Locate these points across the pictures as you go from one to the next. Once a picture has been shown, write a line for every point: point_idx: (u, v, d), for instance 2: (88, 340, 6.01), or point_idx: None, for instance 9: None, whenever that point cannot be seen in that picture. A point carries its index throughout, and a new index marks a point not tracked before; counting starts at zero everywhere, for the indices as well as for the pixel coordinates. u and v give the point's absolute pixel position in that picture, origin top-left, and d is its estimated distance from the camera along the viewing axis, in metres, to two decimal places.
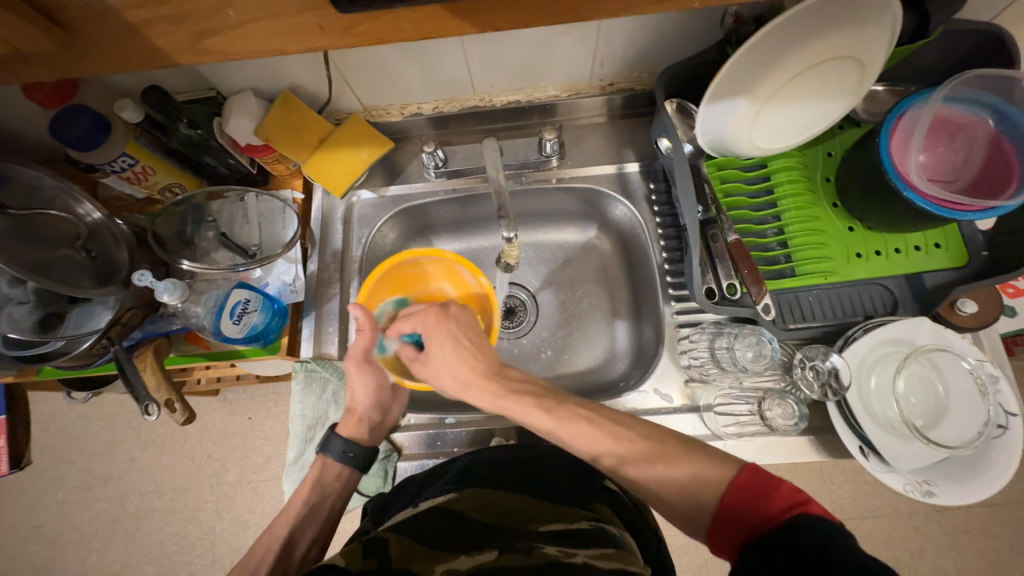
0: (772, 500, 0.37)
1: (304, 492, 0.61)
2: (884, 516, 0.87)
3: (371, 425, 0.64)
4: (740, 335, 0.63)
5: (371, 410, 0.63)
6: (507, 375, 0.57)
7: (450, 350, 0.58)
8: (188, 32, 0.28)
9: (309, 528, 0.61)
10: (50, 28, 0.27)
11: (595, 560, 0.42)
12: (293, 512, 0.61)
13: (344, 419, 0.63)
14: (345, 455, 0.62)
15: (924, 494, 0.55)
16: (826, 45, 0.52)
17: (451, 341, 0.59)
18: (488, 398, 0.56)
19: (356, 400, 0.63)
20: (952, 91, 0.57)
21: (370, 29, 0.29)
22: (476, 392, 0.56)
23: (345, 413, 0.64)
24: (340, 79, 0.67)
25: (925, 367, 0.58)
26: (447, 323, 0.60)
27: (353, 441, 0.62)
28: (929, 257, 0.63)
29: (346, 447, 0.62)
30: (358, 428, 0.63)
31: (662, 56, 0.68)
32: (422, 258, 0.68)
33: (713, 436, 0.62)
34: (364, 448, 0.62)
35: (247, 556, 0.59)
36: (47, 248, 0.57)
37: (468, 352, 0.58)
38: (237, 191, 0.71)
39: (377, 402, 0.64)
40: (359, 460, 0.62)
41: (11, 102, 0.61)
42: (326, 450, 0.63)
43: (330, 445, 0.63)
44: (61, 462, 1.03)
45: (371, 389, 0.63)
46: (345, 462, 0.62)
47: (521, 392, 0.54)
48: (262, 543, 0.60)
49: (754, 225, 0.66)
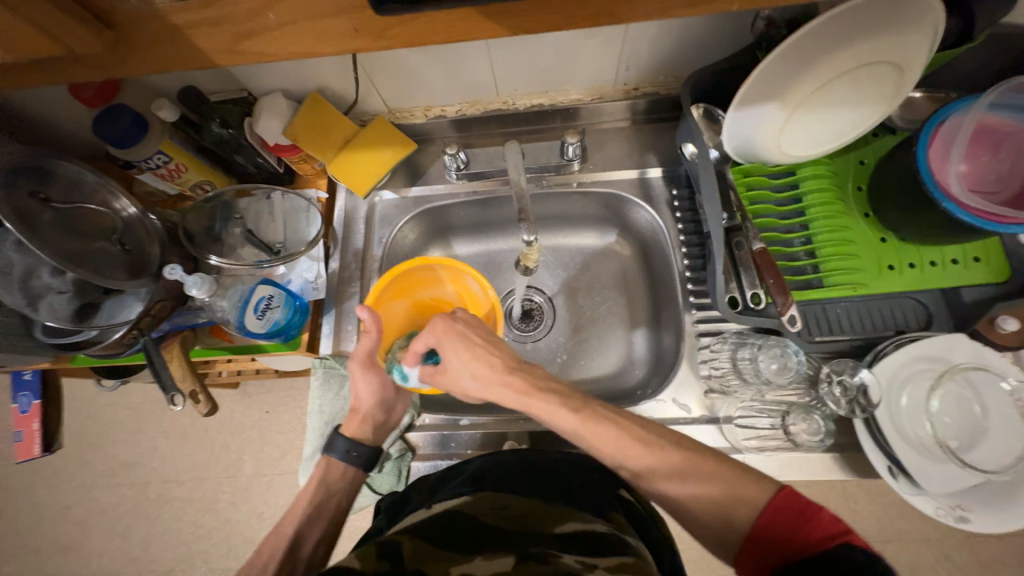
0: (814, 527, 0.38)
1: (309, 491, 0.59)
2: (911, 541, 0.83)
3: (375, 425, 0.62)
4: (764, 347, 0.62)
5: (374, 408, 0.61)
6: (534, 372, 0.54)
7: (466, 349, 0.55)
8: (229, 34, 0.29)
9: (315, 527, 0.59)
10: (100, 30, 0.28)
11: (614, 572, 0.40)
12: (296, 513, 0.58)
13: (347, 419, 0.62)
14: (351, 453, 0.61)
15: (958, 520, 0.52)
16: (862, 51, 0.51)
17: (466, 342, 0.56)
18: (512, 395, 0.53)
19: (361, 400, 0.61)
20: (997, 98, 0.55)
21: (403, 32, 0.29)
22: (501, 390, 0.53)
23: (349, 412, 0.62)
24: (367, 82, 0.68)
25: (961, 385, 0.56)
26: (456, 324, 0.57)
27: (359, 441, 0.61)
28: (967, 271, 0.60)
29: (352, 446, 0.61)
30: (362, 427, 0.62)
31: (689, 61, 0.67)
32: (431, 264, 0.68)
33: (732, 449, 0.61)
34: (369, 448, 0.61)
35: (248, 561, 0.56)
36: (85, 241, 0.59)
37: (486, 350, 0.55)
38: (264, 189, 0.73)
39: (380, 403, 0.62)
40: (365, 459, 0.61)
41: (57, 100, 0.64)
42: (332, 449, 0.61)
43: (336, 444, 0.61)
44: (89, 446, 1.07)
45: (375, 389, 0.61)
46: (352, 462, 0.61)
47: (547, 390, 0.52)
48: (263, 548, 0.56)
49: (780, 233, 0.65)
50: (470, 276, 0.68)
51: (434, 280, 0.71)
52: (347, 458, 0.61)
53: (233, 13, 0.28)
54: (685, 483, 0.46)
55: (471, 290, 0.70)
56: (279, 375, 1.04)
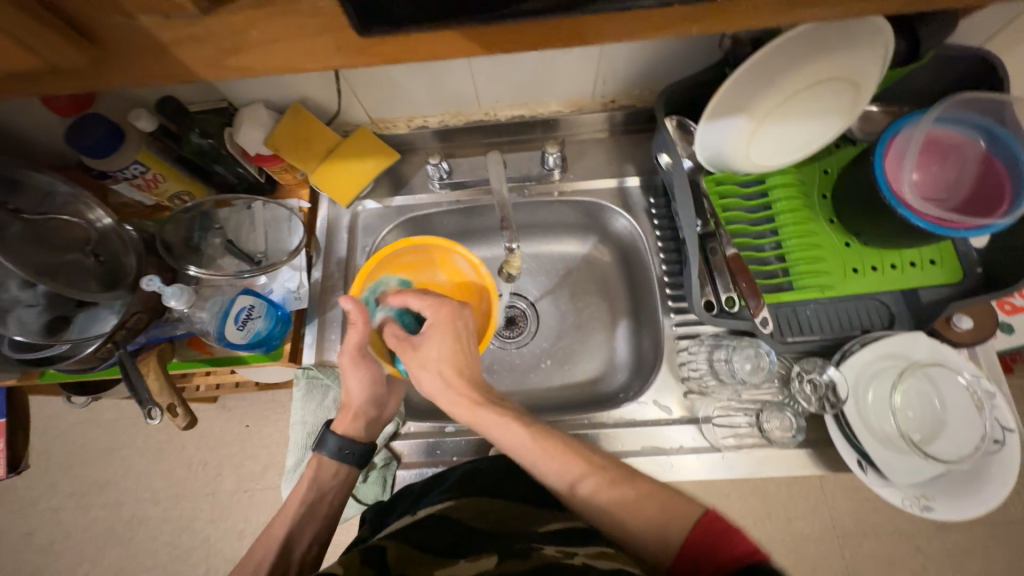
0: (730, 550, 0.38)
1: (302, 491, 0.58)
2: (885, 533, 0.86)
3: (368, 421, 0.62)
4: (738, 348, 0.64)
5: (365, 403, 0.61)
6: (489, 397, 0.55)
7: (448, 346, 0.56)
8: (214, 50, 0.30)
9: (309, 528, 0.58)
10: (82, 44, 0.29)
11: (595, 559, 0.40)
12: (288, 515, 0.58)
13: (339, 415, 0.61)
14: (344, 451, 0.60)
15: (923, 510, 0.55)
16: (819, 67, 0.54)
17: (455, 342, 0.56)
18: (463, 409, 0.54)
19: (351, 393, 0.60)
20: (943, 112, 0.59)
21: (385, 50, 0.30)
22: (455, 404, 0.54)
23: (341, 409, 0.62)
24: (350, 93, 0.69)
25: (922, 381, 0.59)
26: (460, 319, 0.57)
27: (352, 438, 0.60)
28: (925, 273, 0.63)
29: (345, 444, 0.60)
30: (354, 424, 0.61)
31: (661, 75, 0.70)
32: (419, 247, 0.67)
33: (711, 448, 0.63)
34: (363, 444, 0.60)
35: (239, 565, 0.55)
36: (55, 252, 0.57)
37: (461, 358, 0.56)
38: (245, 199, 0.73)
39: (372, 398, 0.61)
40: (359, 457, 0.60)
41: (28, 110, 0.63)
42: (322, 447, 0.60)
43: (327, 442, 0.60)
44: (57, 467, 1.03)
45: (367, 382, 0.60)
46: (343, 460, 0.60)
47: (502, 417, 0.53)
48: (255, 551, 0.56)
49: (751, 239, 0.67)
50: (460, 255, 0.67)
51: (424, 264, 0.69)
52: (339, 457, 0.60)
53: (218, 29, 0.29)
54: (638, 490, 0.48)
55: (462, 272, 0.69)
56: (259, 388, 1.02)
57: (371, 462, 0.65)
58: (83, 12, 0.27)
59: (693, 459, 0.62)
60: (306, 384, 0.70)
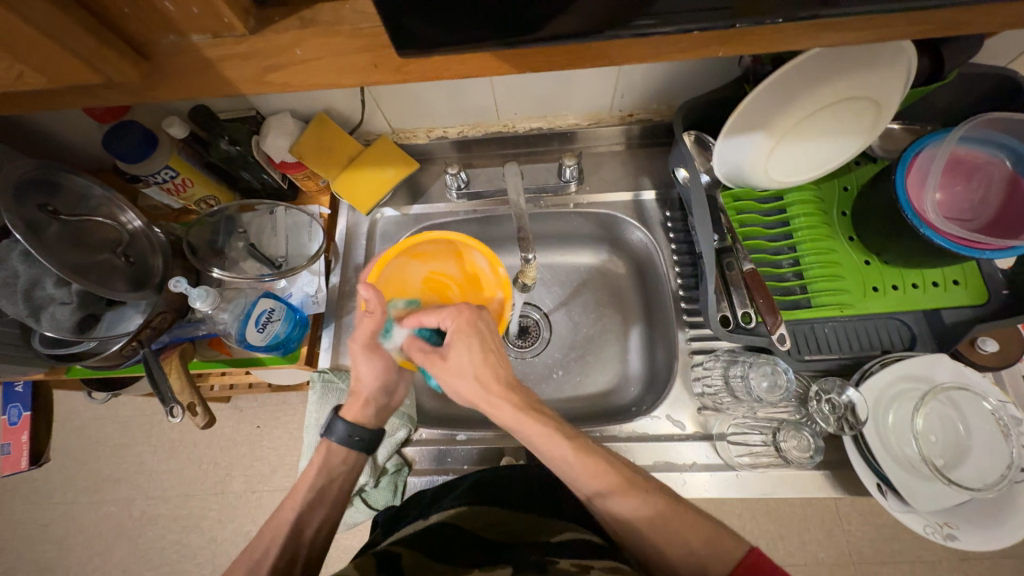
0: None
1: (311, 475, 0.57)
2: (903, 561, 0.83)
3: (378, 408, 0.61)
4: (754, 365, 0.63)
5: (377, 392, 0.60)
6: (525, 395, 0.54)
7: (478, 352, 0.54)
8: (257, 67, 0.31)
9: (318, 512, 0.56)
10: (137, 61, 0.30)
11: (610, 574, 0.40)
12: (295, 501, 0.56)
13: (349, 401, 0.60)
14: (354, 438, 0.59)
15: (946, 538, 0.53)
16: (841, 86, 0.54)
17: (483, 347, 0.55)
18: (506, 411, 0.52)
19: (363, 381, 0.59)
20: (968, 132, 0.58)
21: (417, 69, 0.32)
22: (495, 406, 0.53)
23: (350, 396, 0.60)
24: (373, 104, 0.71)
25: (944, 405, 0.57)
26: (479, 325, 0.56)
27: (364, 425, 0.59)
28: (948, 293, 0.62)
29: (355, 431, 0.59)
30: (364, 412, 0.60)
31: (681, 91, 0.70)
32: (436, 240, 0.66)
33: (725, 466, 0.62)
34: (373, 431, 0.59)
35: (245, 551, 0.53)
36: (90, 252, 0.59)
37: (494, 358, 0.55)
38: (268, 204, 0.75)
39: (382, 386, 0.60)
40: (368, 444, 0.59)
41: (68, 116, 0.66)
42: (332, 433, 0.59)
43: (336, 428, 0.59)
44: (73, 461, 1.05)
45: (382, 371, 0.59)
46: (353, 447, 0.59)
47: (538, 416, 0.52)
48: (261, 542, 0.53)
49: (768, 255, 0.67)
50: (477, 251, 0.66)
51: (439, 255, 0.68)
52: (346, 442, 0.59)
53: (263, 48, 0.30)
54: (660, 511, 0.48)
55: (476, 266, 0.69)
56: (271, 390, 1.04)
57: (383, 468, 0.65)
58: (140, 31, 0.29)
59: (705, 477, 0.62)
60: (321, 387, 0.70)
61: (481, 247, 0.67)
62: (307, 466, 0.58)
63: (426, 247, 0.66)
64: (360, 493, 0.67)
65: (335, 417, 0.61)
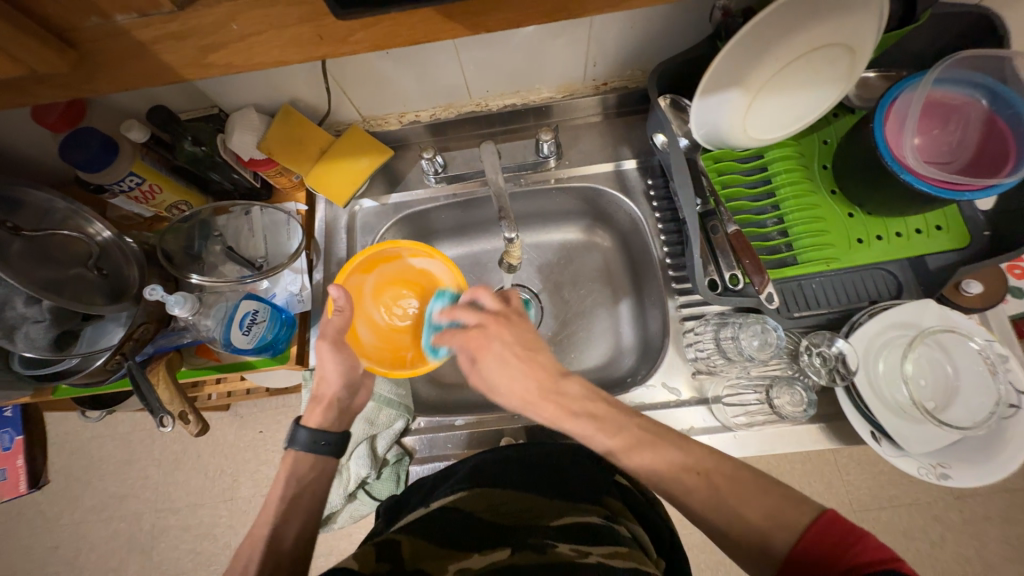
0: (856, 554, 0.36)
1: (279, 488, 0.55)
2: (902, 506, 0.86)
3: (340, 411, 0.59)
4: (744, 325, 0.62)
5: (340, 391, 0.59)
6: (565, 390, 0.52)
7: (504, 364, 0.54)
8: (195, 47, 0.30)
9: (304, 514, 0.54)
10: (64, 49, 0.29)
11: (608, 558, 0.42)
12: (285, 505, 0.54)
13: (310, 406, 0.58)
14: (322, 442, 0.57)
15: (939, 478, 0.54)
16: (812, 35, 0.53)
17: (503, 358, 0.54)
18: (543, 416, 0.52)
19: (329, 384, 0.58)
20: (943, 73, 0.58)
21: (366, 37, 0.30)
22: (535, 404, 0.52)
23: (311, 401, 0.59)
24: (339, 91, 0.69)
25: (932, 349, 0.58)
26: (494, 342, 0.55)
27: (322, 427, 0.57)
28: (932, 239, 0.62)
29: (319, 435, 0.57)
30: (326, 415, 0.58)
31: (654, 53, 0.69)
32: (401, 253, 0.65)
33: (722, 427, 0.62)
34: (337, 435, 0.58)
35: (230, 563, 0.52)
36: (60, 268, 0.57)
37: (524, 364, 0.53)
38: (243, 205, 0.73)
39: (345, 385, 0.59)
40: (335, 446, 0.57)
41: (22, 127, 0.63)
42: (294, 443, 0.57)
43: (298, 437, 0.57)
44: (77, 482, 1.04)
45: (346, 367, 0.59)
46: (319, 453, 0.57)
47: (580, 411, 0.51)
48: (246, 551, 0.52)
49: (753, 215, 0.67)
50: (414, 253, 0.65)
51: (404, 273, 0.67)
52: (313, 449, 0.57)
53: (197, 26, 0.29)
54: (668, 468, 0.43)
55: (423, 269, 0.66)
56: (270, 394, 1.03)
57: (384, 459, 0.65)
58: (59, 16, 0.27)
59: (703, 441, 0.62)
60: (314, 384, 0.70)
61: (418, 246, 0.64)
62: (273, 479, 0.56)
63: (391, 266, 0.66)
64: (363, 486, 0.67)
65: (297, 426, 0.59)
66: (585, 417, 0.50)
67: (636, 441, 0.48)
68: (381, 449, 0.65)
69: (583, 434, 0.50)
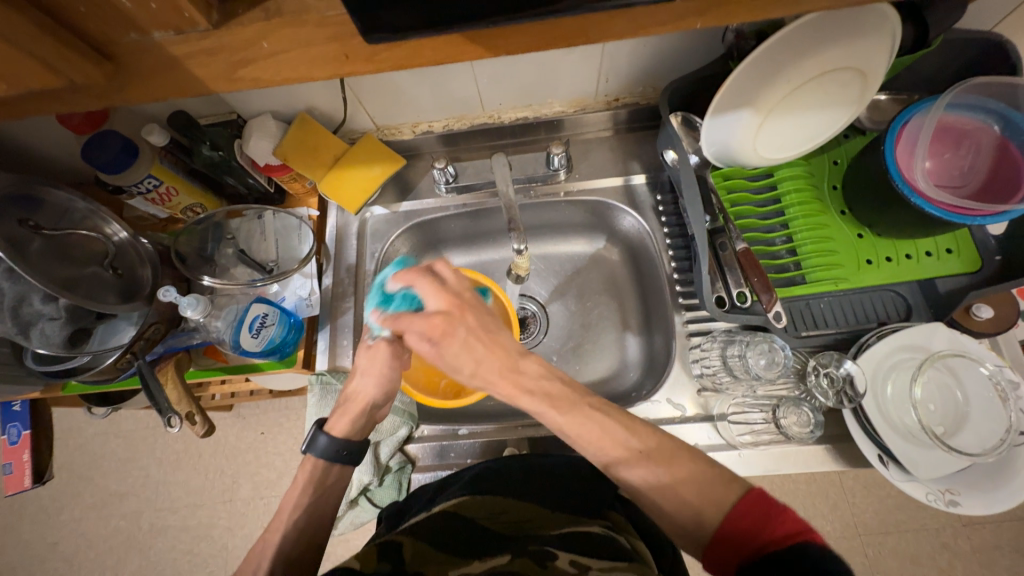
0: (773, 527, 0.38)
1: (295, 496, 0.54)
2: (910, 531, 0.84)
3: (365, 421, 0.57)
4: (752, 344, 0.63)
5: (376, 404, 0.57)
6: (525, 369, 0.48)
7: (469, 350, 0.47)
8: (225, 62, 0.31)
9: (304, 522, 0.54)
10: (100, 61, 0.30)
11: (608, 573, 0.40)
12: (288, 510, 0.54)
13: (338, 413, 0.56)
14: (342, 452, 0.56)
15: (948, 504, 0.53)
16: (825, 58, 0.54)
17: (469, 340, 0.47)
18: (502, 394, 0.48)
19: (366, 391, 0.56)
20: (954, 98, 0.58)
21: (390, 57, 0.31)
22: (493, 384, 0.47)
23: (339, 409, 0.57)
24: (354, 100, 0.70)
25: (942, 373, 0.58)
26: (459, 330, 0.47)
27: (347, 437, 0.56)
28: (941, 262, 0.62)
29: (341, 445, 0.56)
30: (352, 425, 0.56)
31: (665, 71, 0.69)
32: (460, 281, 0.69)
33: (727, 445, 0.62)
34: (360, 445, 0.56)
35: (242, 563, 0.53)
36: (77, 266, 0.58)
37: (487, 351, 0.47)
38: (256, 209, 0.74)
39: (384, 395, 0.57)
40: (354, 457, 0.57)
41: (47, 128, 0.65)
42: (314, 448, 0.56)
43: (318, 442, 0.56)
44: (78, 479, 1.05)
45: (389, 381, 0.56)
46: (338, 461, 0.56)
47: (539, 391, 0.47)
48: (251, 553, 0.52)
49: (761, 233, 0.67)
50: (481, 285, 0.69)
51: None
52: (332, 458, 0.56)
53: (229, 43, 0.30)
54: (662, 471, 0.44)
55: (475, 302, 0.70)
56: (273, 396, 1.03)
57: (387, 466, 0.65)
58: (99, 31, 0.28)
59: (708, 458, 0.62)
60: (321, 390, 0.69)
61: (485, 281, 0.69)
62: (292, 482, 0.55)
63: None
64: (365, 493, 0.67)
65: (317, 430, 0.57)
66: (540, 397, 0.47)
67: (589, 414, 0.47)
68: (384, 457, 0.64)
69: (536, 411, 0.47)
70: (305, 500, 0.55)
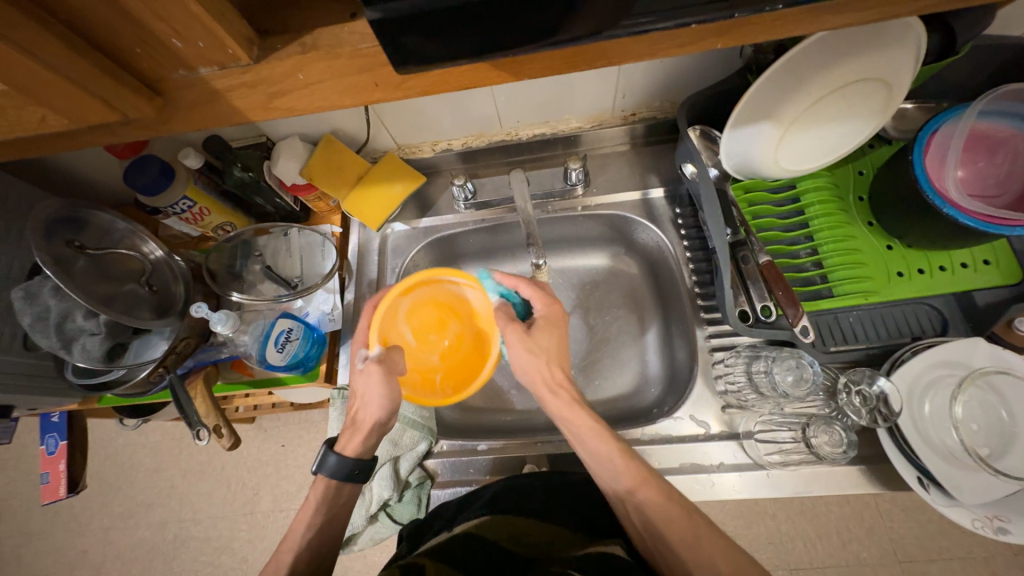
0: None
1: (309, 513, 0.55)
2: (955, 559, 0.79)
3: (375, 439, 0.58)
4: (777, 359, 0.60)
5: (381, 424, 0.57)
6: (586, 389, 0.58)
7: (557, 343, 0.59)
8: (264, 93, 0.33)
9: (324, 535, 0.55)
10: (151, 95, 0.32)
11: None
12: (310, 522, 0.55)
13: (348, 433, 0.57)
14: (354, 473, 0.56)
15: (997, 532, 0.50)
16: (846, 71, 0.53)
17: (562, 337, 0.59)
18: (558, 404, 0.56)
19: (372, 412, 0.56)
20: (987, 106, 0.56)
21: (417, 84, 0.33)
22: (556, 387, 0.56)
23: (349, 429, 0.57)
24: (378, 121, 0.72)
25: (984, 390, 0.55)
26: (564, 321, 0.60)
27: (358, 457, 0.56)
28: (979, 275, 0.60)
29: (352, 464, 0.56)
30: (361, 445, 0.57)
31: (681, 86, 0.70)
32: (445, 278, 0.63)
33: (755, 465, 0.60)
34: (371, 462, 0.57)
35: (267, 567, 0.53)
36: (115, 283, 0.61)
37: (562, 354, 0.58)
38: (282, 226, 0.77)
39: (388, 416, 0.57)
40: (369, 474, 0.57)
41: (93, 154, 0.69)
42: (323, 468, 0.56)
43: (328, 462, 0.56)
44: (108, 488, 1.08)
45: (391, 400, 0.56)
46: (350, 480, 0.56)
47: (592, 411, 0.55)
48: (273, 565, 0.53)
49: (785, 246, 0.66)
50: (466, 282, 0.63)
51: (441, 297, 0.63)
52: (343, 477, 0.56)
53: (268, 76, 0.32)
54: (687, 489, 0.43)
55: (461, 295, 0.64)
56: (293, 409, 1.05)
57: (406, 482, 0.65)
58: (150, 69, 0.30)
59: (733, 478, 0.60)
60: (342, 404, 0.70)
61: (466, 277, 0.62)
62: (307, 499, 0.56)
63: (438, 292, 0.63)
64: (385, 509, 0.67)
65: (326, 449, 0.57)
66: (592, 415, 0.54)
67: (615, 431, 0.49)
68: (404, 472, 0.65)
69: (588, 429, 0.53)
70: (326, 511, 0.55)
